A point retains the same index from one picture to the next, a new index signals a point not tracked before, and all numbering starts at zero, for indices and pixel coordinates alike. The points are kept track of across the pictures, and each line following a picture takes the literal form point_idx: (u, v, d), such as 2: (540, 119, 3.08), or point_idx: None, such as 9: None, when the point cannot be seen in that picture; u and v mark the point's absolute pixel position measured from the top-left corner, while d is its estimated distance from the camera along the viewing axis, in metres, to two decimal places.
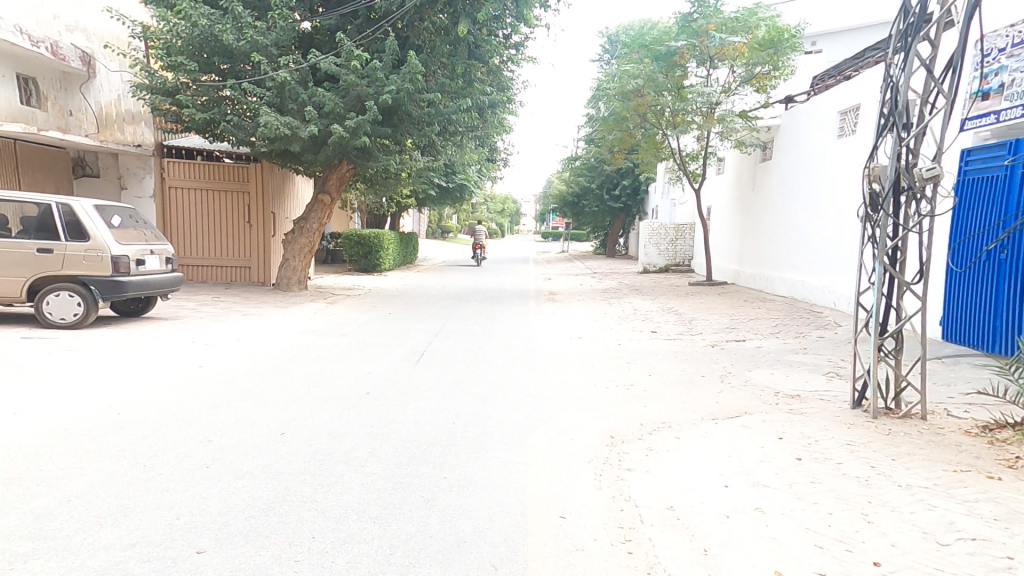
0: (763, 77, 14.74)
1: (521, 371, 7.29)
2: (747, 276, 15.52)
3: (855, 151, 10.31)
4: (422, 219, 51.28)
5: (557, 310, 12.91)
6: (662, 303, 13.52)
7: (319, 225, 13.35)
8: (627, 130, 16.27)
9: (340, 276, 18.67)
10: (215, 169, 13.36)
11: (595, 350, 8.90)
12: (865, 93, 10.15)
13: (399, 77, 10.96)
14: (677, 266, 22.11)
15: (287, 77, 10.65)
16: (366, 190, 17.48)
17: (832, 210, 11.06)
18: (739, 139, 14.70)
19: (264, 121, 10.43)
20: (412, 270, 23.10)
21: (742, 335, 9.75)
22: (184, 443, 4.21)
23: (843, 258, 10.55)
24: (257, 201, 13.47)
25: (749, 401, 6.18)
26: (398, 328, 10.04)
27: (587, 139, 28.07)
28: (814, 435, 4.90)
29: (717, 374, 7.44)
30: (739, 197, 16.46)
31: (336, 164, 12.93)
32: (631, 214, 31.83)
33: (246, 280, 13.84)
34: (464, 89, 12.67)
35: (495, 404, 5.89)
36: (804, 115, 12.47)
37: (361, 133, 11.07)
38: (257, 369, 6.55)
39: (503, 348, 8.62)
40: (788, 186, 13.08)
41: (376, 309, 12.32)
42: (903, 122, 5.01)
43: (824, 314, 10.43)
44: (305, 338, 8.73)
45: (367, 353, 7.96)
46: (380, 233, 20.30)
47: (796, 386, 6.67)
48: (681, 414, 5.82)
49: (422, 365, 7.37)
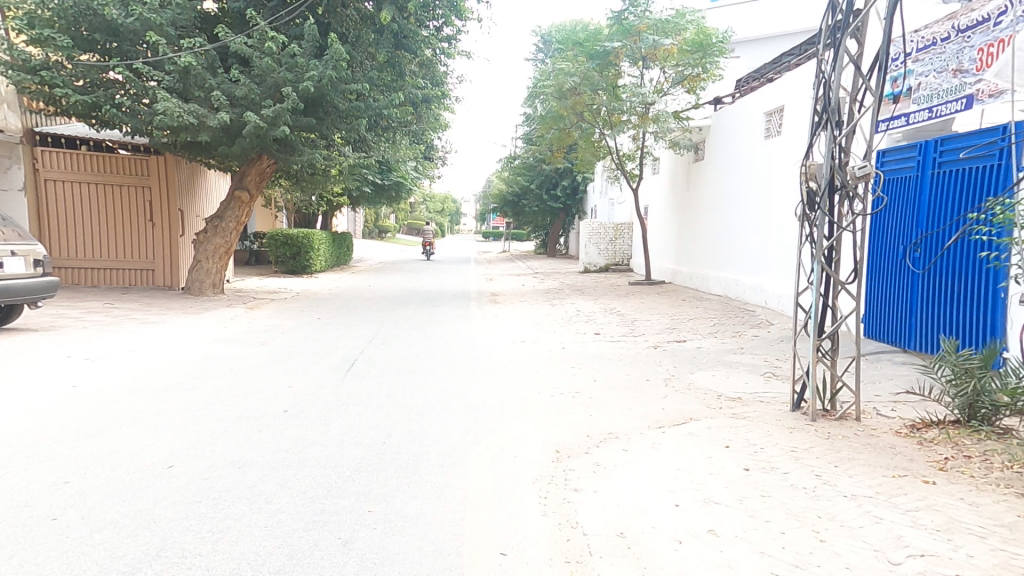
0: (694, 79, 14.94)
1: (457, 380, 6.82)
2: (684, 275, 15.80)
3: (781, 152, 10.60)
4: (359, 219, 49.57)
5: (498, 312, 12.51)
6: (604, 303, 13.46)
7: (236, 224, 12.27)
8: (565, 128, 16.16)
9: (265, 279, 17.38)
10: (105, 161, 11.98)
11: (537, 354, 8.58)
12: (788, 96, 10.44)
13: (322, 63, 10.20)
14: (617, 265, 22.36)
15: (191, 62, 9.60)
16: (292, 187, 16.35)
17: (760, 210, 11.36)
18: (673, 140, 14.96)
19: (164, 106, 9.32)
20: (347, 272, 21.96)
21: (681, 335, 9.77)
22: (32, 488, 3.42)
23: (772, 257, 10.83)
24: (160, 198, 12.41)
25: (694, 407, 6.03)
26: (326, 335, 9.27)
27: (525, 138, 27.93)
28: (759, 442, 4.77)
29: (660, 378, 7.30)
30: (674, 197, 16.75)
31: (254, 158, 11.96)
32: (571, 214, 32.06)
33: (150, 285, 12.59)
34: (395, 81, 12.05)
35: (428, 418, 5.38)
36: (732, 117, 12.80)
37: (280, 123, 10.22)
38: (149, 387, 5.67)
39: (439, 354, 8.11)
40: (720, 187, 13.39)
41: (303, 314, 11.41)
42: (836, 121, 4.95)
43: (757, 312, 10.67)
44: (216, 348, 7.81)
45: (287, 364, 7.20)
46: (309, 233, 19.10)
47: (738, 389, 6.62)
48: (627, 423, 5.58)
49: (350, 376, 6.74)
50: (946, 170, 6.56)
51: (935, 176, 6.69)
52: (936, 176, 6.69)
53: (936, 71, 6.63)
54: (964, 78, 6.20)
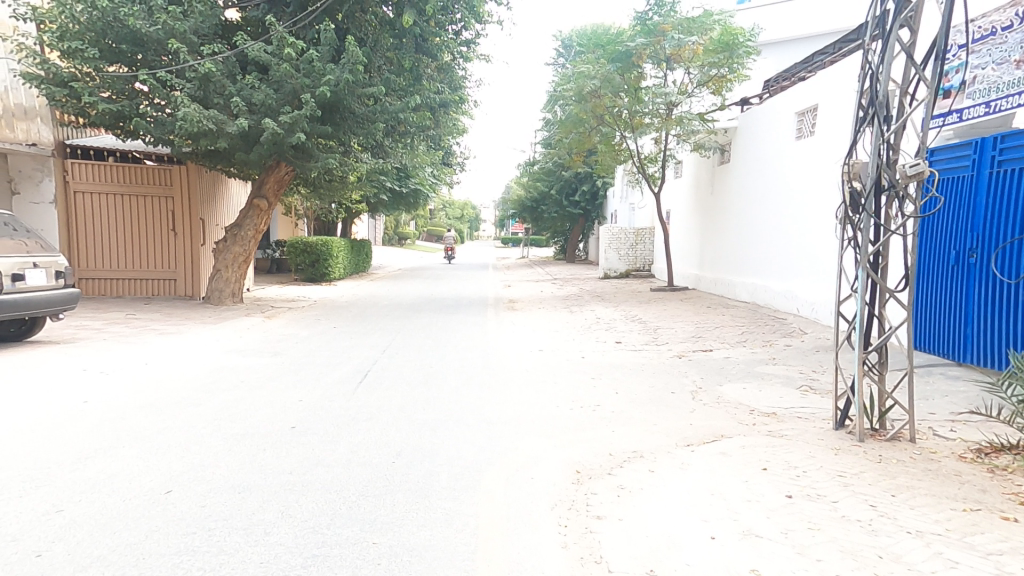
0: (720, 80, 14.43)
1: (474, 393, 6.54)
2: (708, 281, 15.30)
3: (814, 152, 10.12)
4: (378, 226, 49.88)
5: (516, 320, 12.21)
6: (625, 310, 13.06)
7: (254, 232, 12.25)
8: (585, 132, 15.85)
9: (284, 286, 17.42)
10: (131, 171, 12.08)
11: (556, 364, 8.25)
12: (822, 94, 9.97)
13: (339, 67, 10.13)
14: (637, 271, 21.89)
15: (211, 69, 9.59)
16: (310, 194, 16.36)
17: (791, 214, 10.88)
18: (697, 142, 14.53)
19: (184, 113, 9.31)
20: (365, 279, 21.93)
21: (708, 344, 9.34)
22: (21, 518, 3.23)
23: (804, 262, 10.33)
24: (182, 208, 12.40)
25: (726, 423, 5.63)
26: (341, 345, 9.09)
27: (544, 142, 27.69)
28: (800, 464, 4.37)
29: (687, 390, 6.91)
30: (698, 201, 16.28)
31: (273, 165, 11.97)
32: (590, 219, 31.65)
33: (170, 294, 12.59)
34: (412, 86, 11.93)
35: (441, 435, 5.11)
36: (761, 116, 12.32)
37: (297, 130, 10.17)
38: (158, 403, 5.53)
39: (456, 365, 7.84)
40: (747, 188, 12.91)
41: (319, 323, 11.28)
42: (884, 116, 4.55)
43: (788, 320, 10.17)
44: (229, 359, 7.68)
45: (299, 376, 7.01)
46: (328, 240, 19.13)
47: (771, 403, 6.20)
48: (653, 440, 5.21)
49: (362, 389, 6.52)
50: (1005, 169, 6.11)
51: (993, 175, 6.24)
52: (993, 175, 6.23)
53: (995, 63, 6.23)
54: None
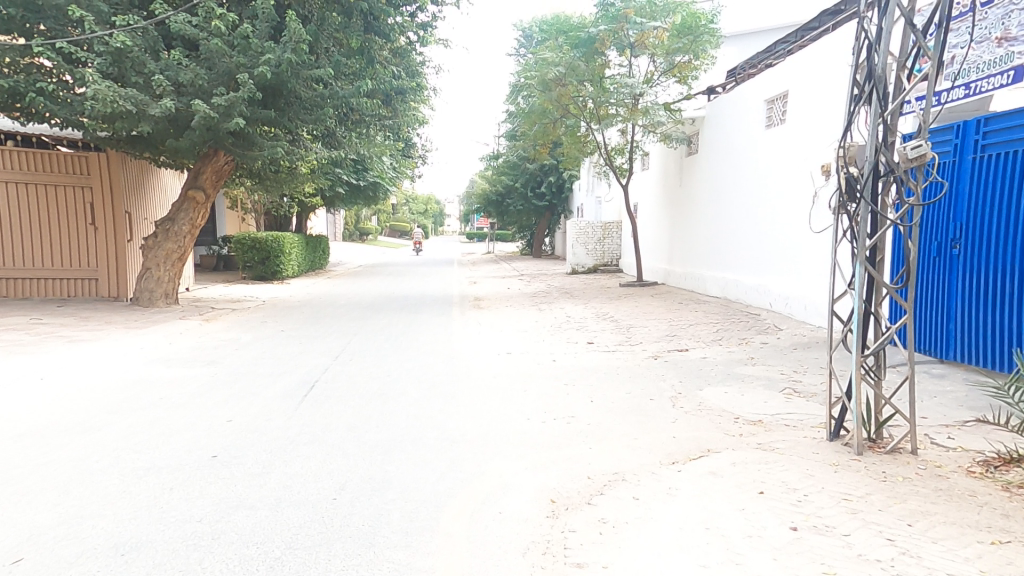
0: (685, 67, 14.18)
1: (434, 405, 5.84)
2: (678, 276, 15.00)
3: (785, 142, 9.82)
4: (338, 220, 48.24)
5: (481, 319, 11.54)
6: (595, 307, 12.58)
7: (190, 227, 11.22)
8: (550, 122, 15.29)
9: (231, 286, 16.18)
10: (39, 158, 10.78)
11: (524, 368, 7.62)
12: (793, 81, 9.64)
13: (281, 46, 9.24)
14: (605, 266, 21.53)
15: (126, 42, 8.56)
16: (257, 188, 15.21)
17: (762, 206, 10.58)
18: (664, 133, 14.17)
19: (94, 91, 8.21)
20: (322, 277, 20.77)
21: (682, 344, 8.92)
22: None
23: (776, 256, 10.04)
24: (104, 200, 11.24)
25: (712, 435, 5.14)
26: (287, 351, 8.21)
27: (508, 134, 27.00)
28: (799, 485, 3.88)
29: (666, 396, 6.40)
30: (666, 194, 15.96)
31: (209, 154, 10.99)
32: (556, 213, 31.23)
33: (92, 296, 11.40)
34: (364, 69, 11.07)
35: (394, 459, 4.40)
36: (728, 106, 12.03)
37: (234, 114, 9.26)
38: (46, 428, 4.59)
39: (414, 372, 7.11)
40: (715, 181, 12.66)
41: (265, 326, 10.31)
42: (882, 92, 4.03)
43: (762, 316, 9.88)
44: (150, 370, 6.71)
45: (231, 388, 6.14)
46: (279, 236, 17.93)
47: (756, 409, 5.76)
48: (635, 459, 4.65)
49: (306, 403, 5.71)
50: (990, 154, 5.84)
51: (977, 161, 5.97)
52: (978, 161, 5.97)
53: (975, 41, 5.89)
54: (1012, 46, 5.44)
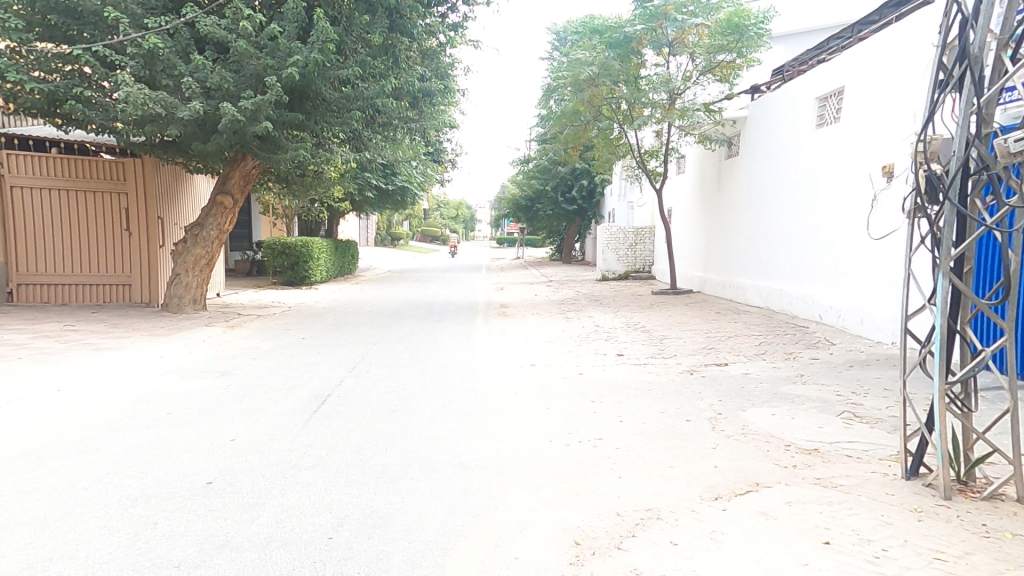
0: (727, 67, 13.54)
1: (451, 424, 5.42)
2: (715, 284, 14.26)
3: (838, 140, 9.07)
4: (370, 224, 48.87)
5: (507, 328, 11.11)
6: (626, 316, 11.99)
7: (218, 232, 11.20)
8: (582, 124, 14.79)
9: (260, 291, 16.26)
10: (78, 164, 10.95)
11: (550, 383, 7.14)
12: (850, 75, 8.89)
13: (308, 47, 9.11)
14: (637, 272, 20.83)
15: (157, 45, 8.54)
16: (286, 193, 15.24)
17: (811, 209, 9.85)
18: (702, 134, 13.52)
19: (126, 93, 8.19)
20: (350, 282, 20.78)
21: (722, 357, 8.27)
22: None
23: (827, 263, 9.29)
24: (138, 205, 11.32)
25: (759, 465, 4.54)
26: (305, 360, 7.96)
27: (539, 138, 26.61)
28: (874, 535, 3.27)
29: (706, 418, 5.81)
30: (703, 198, 15.25)
31: (237, 157, 10.99)
32: (587, 217, 30.62)
33: (125, 301, 11.50)
34: (391, 70, 10.85)
35: (401, 489, 4.00)
36: (773, 103, 11.29)
37: (261, 117, 9.17)
38: (43, 447, 4.38)
39: (433, 386, 6.74)
40: (758, 183, 11.91)
41: (288, 333, 10.17)
42: (977, 76, 3.42)
43: (811, 328, 9.12)
44: (164, 381, 6.53)
45: (242, 401, 5.87)
46: (309, 241, 18.00)
47: (810, 435, 5.13)
48: (672, 492, 4.10)
49: (316, 419, 5.39)
50: None
51: None
52: None
53: None
54: None
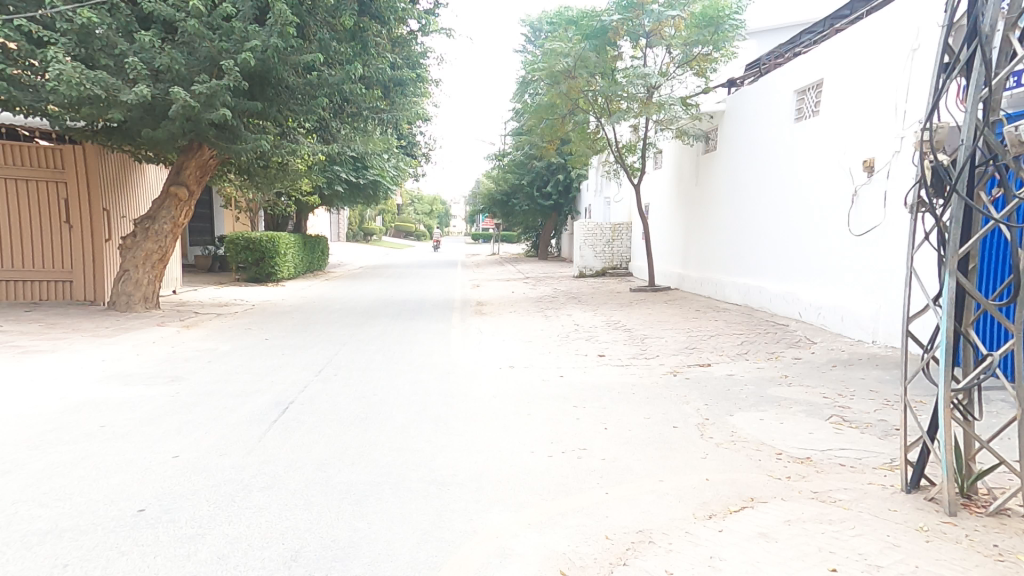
0: (703, 60, 13.43)
1: (422, 434, 5.00)
2: (693, 281, 14.14)
3: (818, 135, 8.94)
4: (342, 219, 47.80)
5: (483, 327, 10.72)
6: (605, 314, 11.72)
7: (172, 226, 10.48)
8: (558, 117, 14.45)
9: (223, 289, 15.43)
10: (10, 150, 10.06)
11: (528, 386, 6.78)
12: (829, 68, 8.74)
13: (266, 29, 8.50)
14: (614, 269, 20.66)
15: (92, 20, 7.83)
16: (249, 186, 14.47)
17: (790, 206, 9.72)
18: (680, 129, 13.33)
19: (58, 71, 7.47)
20: (320, 278, 20.03)
21: (704, 358, 8.05)
22: None
23: (807, 261, 9.16)
24: (80, 195, 10.53)
25: (753, 477, 4.27)
26: (265, 363, 7.42)
27: (515, 132, 26.17)
28: (882, 560, 3.01)
29: (692, 424, 5.54)
30: (680, 193, 15.11)
31: (191, 146, 10.28)
32: (563, 213, 30.41)
33: (66, 299, 10.71)
34: (358, 56, 10.28)
35: (366, 513, 3.57)
36: (751, 98, 11.14)
37: (218, 103, 8.55)
38: None
39: (404, 391, 6.30)
40: (736, 179, 11.77)
41: (250, 333, 9.55)
42: (988, 60, 3.15)
43: (792, 327, 9.00)
44: (103, 389, 5.92)
45: (189, 412, 5.31)
46: (274, 236, 17.21)
47: (801, 442, 4.89)
48: (663, 510, 3.78)
49: (273, 431, 4.91)
50: None
51: None
52: None
53: None
54: None
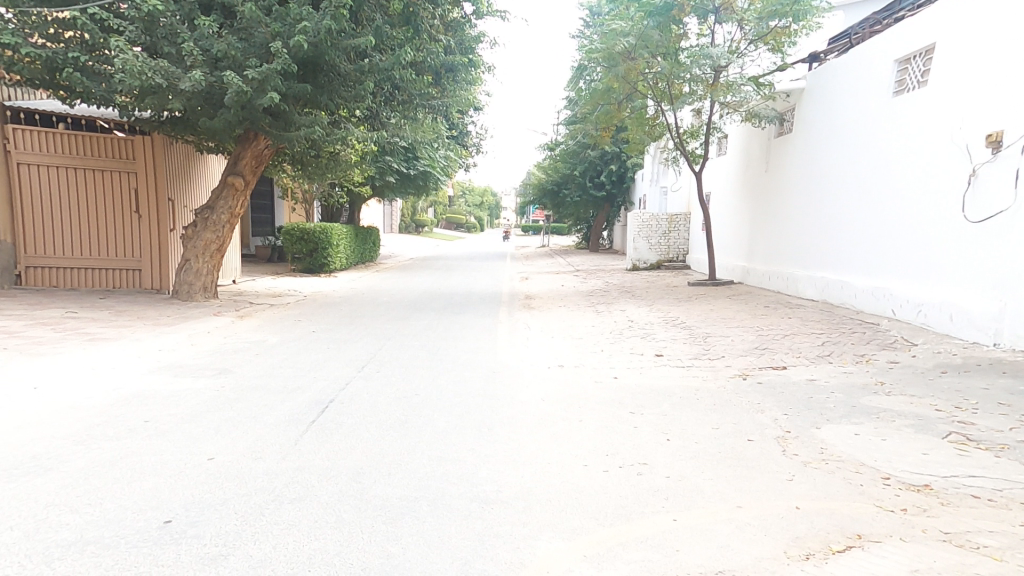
0: (781, 33, 12.30)
1: (468, 441, 4.60)
2: (760, 274, 13.12)
3: (925, 108, 7.86)
4: (393, 211, 48.58)
5: (533, 322, 10.25)
6: (663, 310, 10.98)
7: (229, 216, 10.63)
8: (615, 102, 13.67)
9: (278, 279, 15.74)
10: (86, 142, 10.48)
11: (583, 388, 6.26)
12: (944, 30, 7.63)
13: (320, 12, 8.35)
14: (670, 261, 19.69)
15: (156, 7, 7.90)
16: (304, 177, 14.61)
17: (885, 191, 8.66)
18: (750, 110, 12.31)
19: (123, 60, 7.57)
20: (371, 269, 20.20)
21: (779, 359, 7.24)
22: None
23: (905, 253, 8.13)
24: (148, 187, 10.90)
25: (856, 508, 3.59)
26: (311, 357, 7.29)
27: (568, 119, 25.46)
28: None
29: (771, 437, 4.85)
30: (746, 181, 14.06)
31: (248, 135, 10.35)
32: (616, 204, 29.47)
33: (134, 287, 11.10)
34: (411, 40, 10.04)
35: (402, 537, 3.19)
36: (838, 72, 10.06)
37: (268, 88, 8.41)
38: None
39: (451, 391, 5.94)
40: (816, 162, 10.69)
41: (299, 324, 9.52)
42: None
43: (884, 326, 8.03)
44: (154, 380, 5.91)
45: (232, 408, 5.16)
46: (327, 227, 17.41)
47: (914, 467, 4.15)
48: (747, 546, 3.19)
49: (311, 433, 4.66)
50: None
51: None
52: None
53: None
54: None
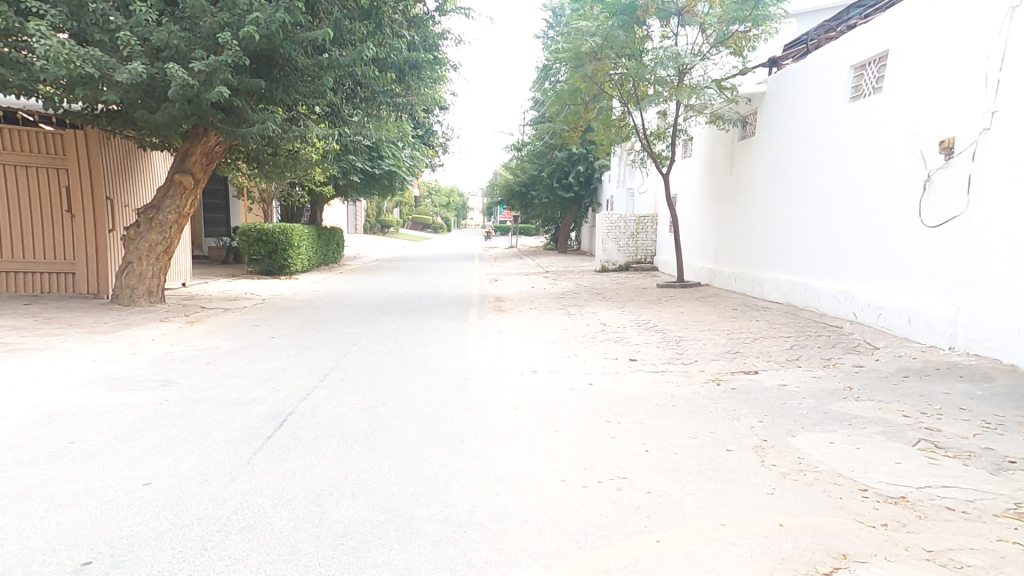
0: (742, 38, 12.41)
1: (434, 458, 4.29)
2: (726, 276, 13.24)
3: (881, 115, 7.98)
4: (358, 211, 47.52)
5: (502, 325, 9.98)
6: (633, 312, 10.90)
7: (176, 216, 9.95)
8: (583, 103, 13.55)
9: (234, 282, 14.96)
10: (9, 134, 9.61)
11: (555, 396, 6.03)
12: (898, 37, 7.76)
13: (272, 3, 7.88)
14: (639, 263, 19.78)
15: None
16: (260, 175, 13.91)
17: (842, 196, 8.85)
18: (714, 114, 12.38)
19: (45, 47, 6.92)
20: (335, 271, 19.54)
21: (749, 364, 7.21)
22: None
23: (866, 257, 8.26)
24: (83, 184, 10.09)
25: (839, 523, 3.48)
26: (268, 365, 6.83)
27: (535, 120, 25.33)
28: None
29: (748, 446, 4.73)
30: (711, 184, 14.20)
31: (195, 130, 9.71)
32: (584, 205, 29.54)
33: (70, 291, 10.29)
34: (372, 35, 9.62)
35: (361, 572, 2.86)
36: (797, 78, 10.19)
37: (216, 82, 7.89)
38: None
39: (416, 402, 5.61)
40: (779, 167, 10.83)
41: (256, 330, 8.96)
42: None
43: (847, 329, 8.13)
44: (85, 395, 5.36)
45: (173, 425, 4.69)
46: (288, 228, 16.67)
47: (889, 477, 4.08)
48: (732, 570, 3.01)
49: (265, 450, 4.26)
50: None
51: None
52: None
53: None
54: None
